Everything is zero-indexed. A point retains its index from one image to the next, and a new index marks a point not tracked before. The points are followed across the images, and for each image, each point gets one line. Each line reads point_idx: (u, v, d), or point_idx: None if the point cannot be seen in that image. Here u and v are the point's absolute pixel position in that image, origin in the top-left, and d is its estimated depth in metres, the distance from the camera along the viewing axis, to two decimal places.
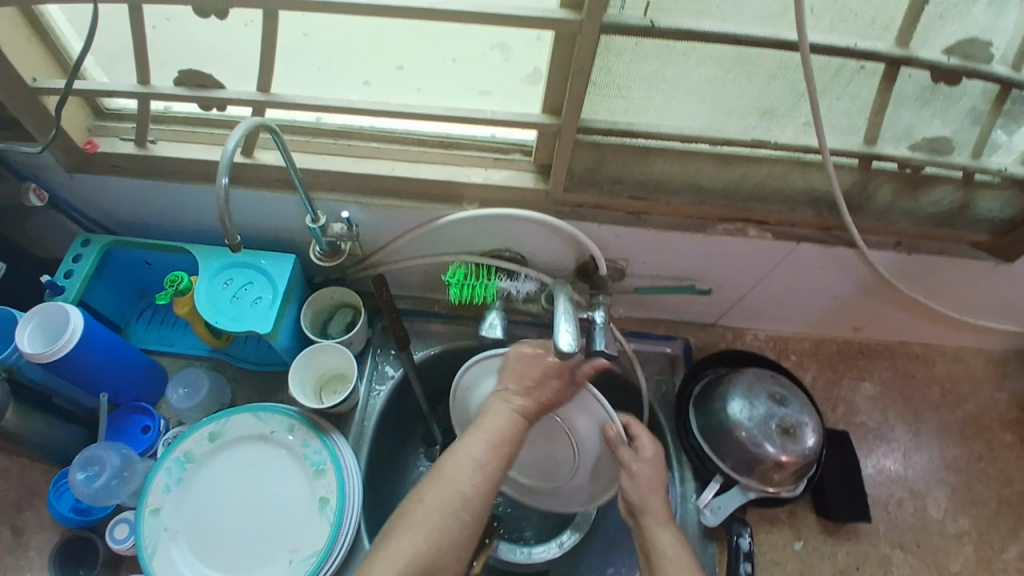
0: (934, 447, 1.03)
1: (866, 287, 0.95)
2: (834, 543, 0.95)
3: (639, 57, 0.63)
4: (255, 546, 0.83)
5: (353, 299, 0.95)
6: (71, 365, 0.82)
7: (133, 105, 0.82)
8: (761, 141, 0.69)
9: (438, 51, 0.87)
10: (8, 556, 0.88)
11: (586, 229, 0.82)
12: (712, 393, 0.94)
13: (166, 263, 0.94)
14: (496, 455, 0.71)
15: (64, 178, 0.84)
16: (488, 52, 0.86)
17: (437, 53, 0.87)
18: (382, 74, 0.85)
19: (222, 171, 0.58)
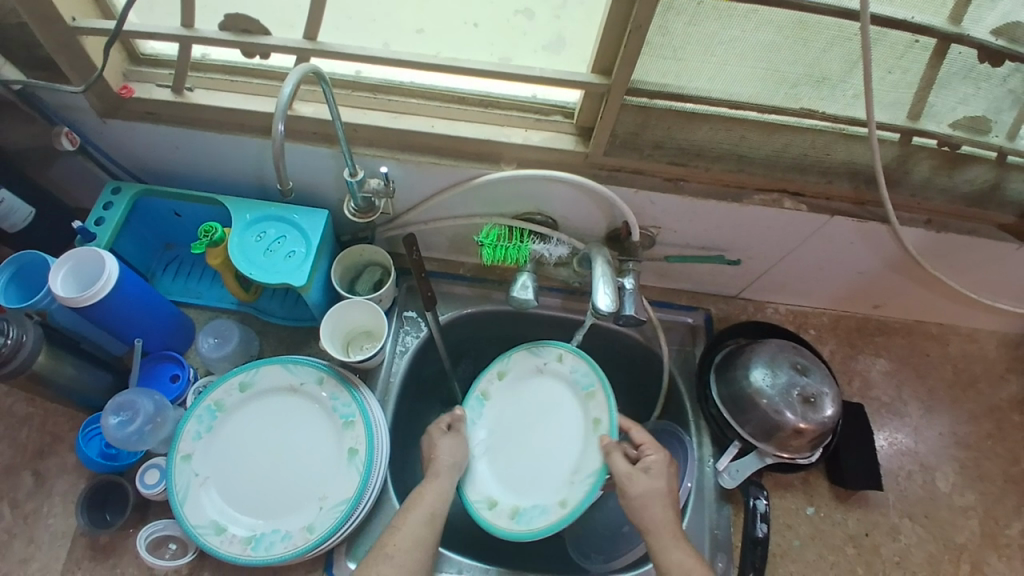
0: (944, 424, 1.06)
1: (893, 264, 0.96)
2: (845, 511, 0.98)
3: (698, 19, 0.62)
4: (284, 495, 0.84)
5: (381, 258, 0.95)
6: (103, 310, 0.81)
7: (168, 51, 0.81)
8: (808, 111, 0.71)
9: (462, 13, 0.86)
10: (35, 500, 0.91)
11: (623, 194, 0.82)
12: (734, 362, 0.96)
13: (195, 215, 0.94)
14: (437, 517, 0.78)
15: (94, 123, 0.83)
16: (513, 17, 0.86)
17: (461, 15, 0.86)
18: (402, 35, 0.83)
19: (278, 118, 0.58)
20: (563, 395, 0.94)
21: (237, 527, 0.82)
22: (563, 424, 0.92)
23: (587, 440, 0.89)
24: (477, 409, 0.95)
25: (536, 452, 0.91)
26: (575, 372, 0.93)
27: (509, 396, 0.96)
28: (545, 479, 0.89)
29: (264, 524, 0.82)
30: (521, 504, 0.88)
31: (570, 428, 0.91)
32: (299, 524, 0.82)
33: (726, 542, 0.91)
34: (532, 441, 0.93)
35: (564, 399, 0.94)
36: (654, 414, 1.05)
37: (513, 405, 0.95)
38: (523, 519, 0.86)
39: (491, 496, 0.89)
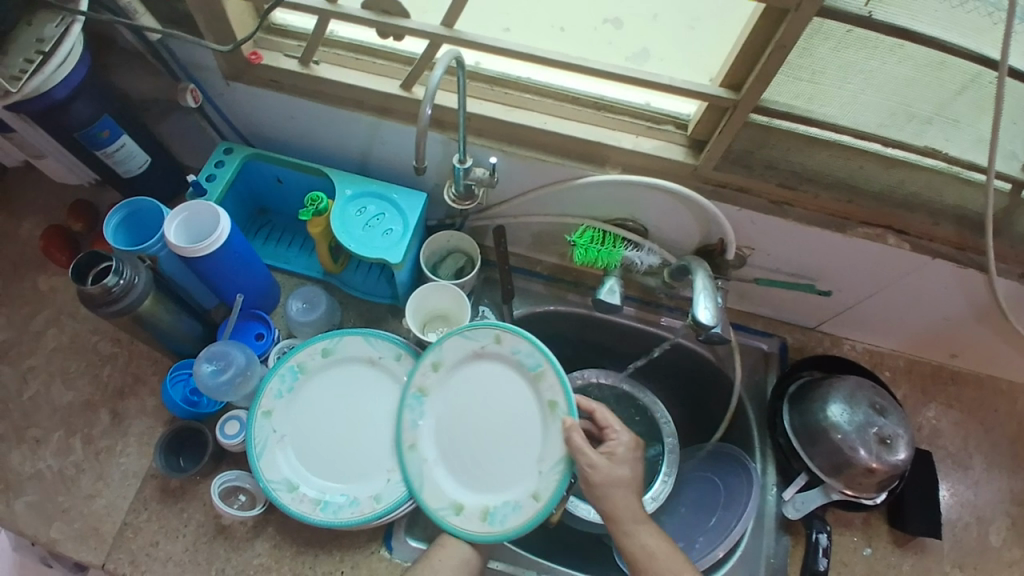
0: (1011, 484, 1.03)
1: (982, 315, 0.94)
2: (902, 555, 0.96)
3: (844, 46, 0.62)
4: (354, 461, 0.86)
5: (468, 246, 0.97)
6: (210, 264, 0.85)
7: (298, 23, 0.84)
8: (931, 149, 0.70)
9: (550, 17, 0.84)
10: (111, 438, 0.95)
11: (726, 210, 0.82)
12: (808, 395, 0.94)
13: (296, 183, 0.97)
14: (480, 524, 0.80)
15: (219, 83, 0.87)
16: (601, 26, 0.84)
17: (549, 18, 0.85)
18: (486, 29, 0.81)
19: (426, 104, 0.61)
20: (512, 378, 0.86)
21: (307, 487, 0.84)
22: (516, 412, 0.85)
23: (546, 425, 0.83)
24: (416, 407, 0.86)
25: (494, 444, 0.85)
26: (517, 352, 0.85)
27: (454, 389, 0.87)
28: (509, 472, 0.84)
29: (333, 488, 0.85)
30: (489, 503, 0.83)
31: (523, 419, 0.85)
32: (367, 492, 0.85)
33: (782, 571, 0.90)
34: (491, 431, 0.86)
35: (516, 382, 0.86)
36: (715, 435, 1.04)
37: (458, 396, 0.87)
38: (495, 520, 0.82)
39: (456, 500, 0.83)
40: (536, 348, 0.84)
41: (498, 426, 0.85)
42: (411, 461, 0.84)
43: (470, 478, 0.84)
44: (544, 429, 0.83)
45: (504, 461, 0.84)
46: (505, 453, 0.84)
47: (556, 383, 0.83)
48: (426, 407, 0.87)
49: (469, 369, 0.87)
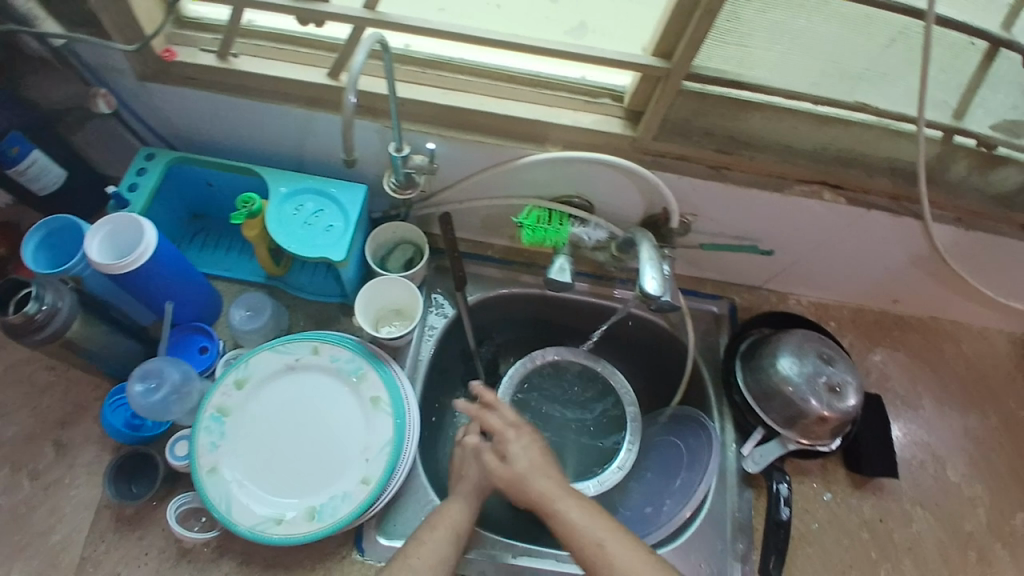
0: (956, 418, 1.08)
1: (919, 262, 0.97)
2: (861, 497, 1.00)
3: (770, 6, 0.62)
4: (288, 474, 0.86)
5: (416, 237, 0.95)
6: (138, 278, 0.81)
7: (214, 15, 0.79)
8: (861, 104, 0.69)
9: None
10: (57, 470, 0.90)
11: (667, 179, 0.82)
12: (759, 351, 0.98)
13: (227, 185, 0.92)
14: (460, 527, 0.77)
15: (133, 86, 0.81)
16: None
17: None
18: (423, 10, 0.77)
19: (349, 91, 0.57)
20: (331, 389, 0.91)
21: (246, 502, 0.83)
22: (339, 418, 0.90)
23: (369, 418, 0.89)
24: (217, 428, 0.87)
25: (307, 455, 0.87)
26: (336, 360, 0.91)
27: (260, 410, 0.89)
28: (336, 470, 0.86)
29: (270, 503, 0.84)
30: (315, 503, 0.84)
31: (353, 423, 0.89)
32: (305, 505, 0.84)
33: (747, 524, 0.93)
34: (295, 443, 0.88)
35: (333, 391, 0.91)
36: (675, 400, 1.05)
37: (274, 412, 0.89)
38: (323, 516, 0.83)
39: (278, 511, 0.84)
40: (356, 354, 0.92)
41: (293, 435, 0.88)
42: (215, 485, 0.84)
43: (285, 491, 0.85)
44: (369, 423, 0.89)
45: (308, 467, 0.87)
46: (318, 458, 0.87)
47: (377, 382, 0.91)
48: (231, 429, 0.88)
49: (291, 382, 0.91)
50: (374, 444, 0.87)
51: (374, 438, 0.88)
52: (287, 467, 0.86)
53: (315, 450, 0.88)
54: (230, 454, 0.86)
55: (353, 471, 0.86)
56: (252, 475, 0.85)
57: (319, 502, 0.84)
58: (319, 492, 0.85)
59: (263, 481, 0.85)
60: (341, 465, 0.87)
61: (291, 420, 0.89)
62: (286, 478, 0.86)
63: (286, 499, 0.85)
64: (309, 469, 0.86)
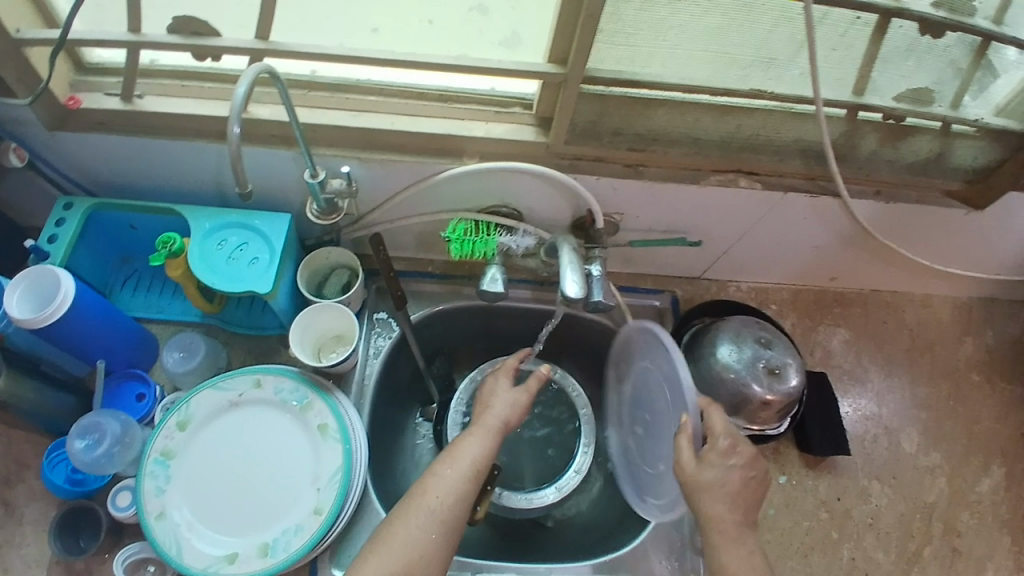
0: (904, 388, 1.10)
1: (847, 238, 0.99)
2: (815, 477, 1.01)
3: (649, 4, 0.64)
4: (241, 511, 0.84)
5: (349, 260, 0.94)
6: (65, 330, 0.80)
7: (116, 58, 0.78)
8: (757, 91, 0.72)
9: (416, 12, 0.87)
10: (5, 531, 0.85)
11: (585, 182, 0.83)
12: (699, 341, 0.99)
13: (151, 227, 0.92)
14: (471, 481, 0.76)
15: (42, 137, 0.80)
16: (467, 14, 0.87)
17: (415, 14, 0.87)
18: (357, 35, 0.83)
19: (234, 121, 0.58)
20: (278, 420, 0.89)
21: (200, 544, 0.82)
22: (289, 449, 0.87)
23: (318, 447, 0.87)
24: (163, 472, 0.84)
25: (258, 490, 0.85)
26: (279, 391, 0.89)
27: (206, 449, 0.86)
28: (289, 502, 0.85)
29: (225, 543, 0.82)
30: (269, 539, 0.82)
31: (304, 453, 0.87)
32: (259, 541, 0.82)
33: None
34: (245, 479, 0.86)
35: (281, 422, 0.88)
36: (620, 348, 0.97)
37: (221, 448, 0.87)
38: (277, 550, 0.82)
39: (230, 550, 0.82)
40: (299, 383, 0.89)
41: (243, 471, 0.86)
42: (166, 530, 0.81)
43: (239, 528, 0.83)
44: (317, 453, 0.86)
45: (260, 502, 0.84)
46: (269, 492, 0.85)
47: (324, 409, 0.88)
48: (178, 471, 0.84)
49: (236, 417, 0.88)
50: (326, 473, 0.85)
51: (325, 467, 0.86)
52: (240, 504, 0.84)
53: (266, 484, 0.86)
54: (179, 497, 0.83)
55: (305, 502, 0.84)
56: (202, 515, 0.83)
57: (273, 537, 0.82)
58: (272, 527, 0.83)
59: (215, 521, 0.83)
60: (293, 497, 0.85)
61: (240, 456, 0.87)
62: (239, 515, 0.84)
63: (238, 537, 0.83)
64: (262, 504, 0.84)
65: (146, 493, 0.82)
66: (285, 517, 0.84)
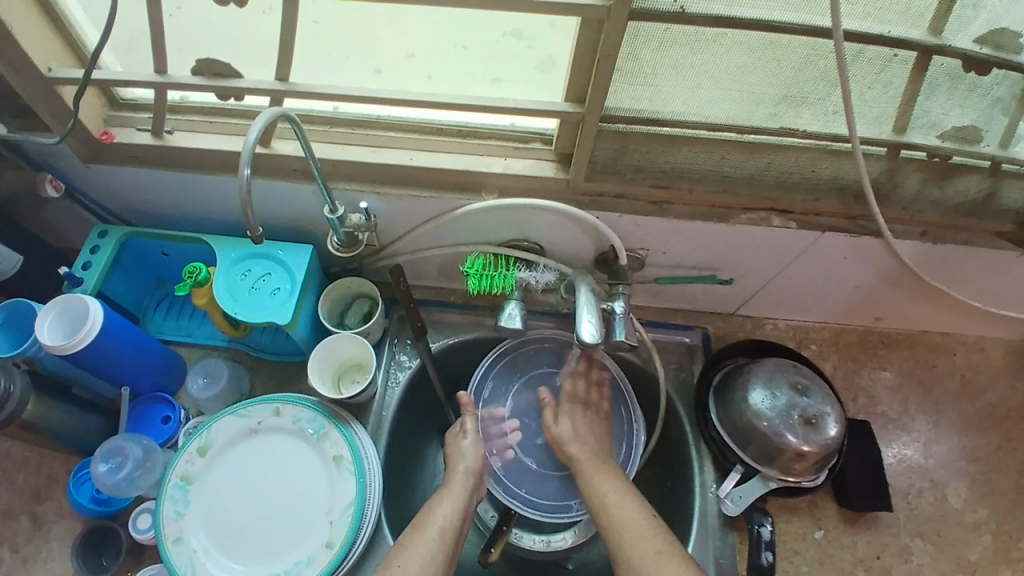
0: (954, 438, 1.02)
1: (889, 277, 0.93)
2: (853, 533, 0.94)
3: (666, 45, 0.61)
4: (256, 540, 0.84)
5: (371, 290, 0.95)
6: (93, 355, 0.82)
7: (149, 95, 0.81)
8: (788, 129, 0.69)
9: (456, 36, 0.88)
10: (33, 544, 0.89)
11: (607, 219, 0.81)
12: (731, 384, 0.94)
13: (182, 254, 0.94)
14: (441, 541, 0.77)
15: (80, 169, 0.84)
16: (502, 39, 0.86)
17: (454, 38, 0.88)
18: (387, 64, 0.85)
19: (244, 162, 0.58)
20: (295, 449, 0.89)
21: (215, 571, 0.82)
22: (305, 478, 0.87)
23: (333, 478, 0.87)
24: (182, 497, 0.85)
25: (273, 518, 0.86)
26: (298, 420, 0.89)
27: (223, 475, 0.87)
28: (302, 533, 0.84)
29: (239, 571, 0.83)
30: (280, 569, 0.82)
31: (319, 484, 0.87)
32: (270, 571, 0.82)
33: (731, 570, 0.89)
34: (261, 506, 0.86)
35: (298, 451, 0.89)
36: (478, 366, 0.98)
37: (239, 475, 0.87)
38: None
39: None
40: (317, 413, 0.89)
41: (259, 498, 0.87)
42: (182, 555, 0.82)
43: (252, 557, 0.83)
44: (332, 484, 0.86)
45: (274, 531, 0.85)
46: (283, 522, 0.85)
47: (341, 441, 0.88)
48: (195, 497, 0.85)
49: (255, 445, 0.89)
50: (339, 506, 0.85)
51: (339, 499, 0.85)
52: (254, 532, 0.85)
53: (281, 513, 0.86)
54: (196, 523, 0.84)
55: (318, 534, 0.84)
56: (217, 542, 0.84)
57: (284, 569, 0.82)
58: (284, 557, 0.83)
59: (230, 549, 0.83)
60: (306, 529, 0.85)
61: (257, 483, 0.87)
62: (253, 543, 0.84)
63: (251, 566, 0.83)
64: (276, 534, 0.85)
65: (165, 518, 0.83)
66: (297, 547, 0.84)
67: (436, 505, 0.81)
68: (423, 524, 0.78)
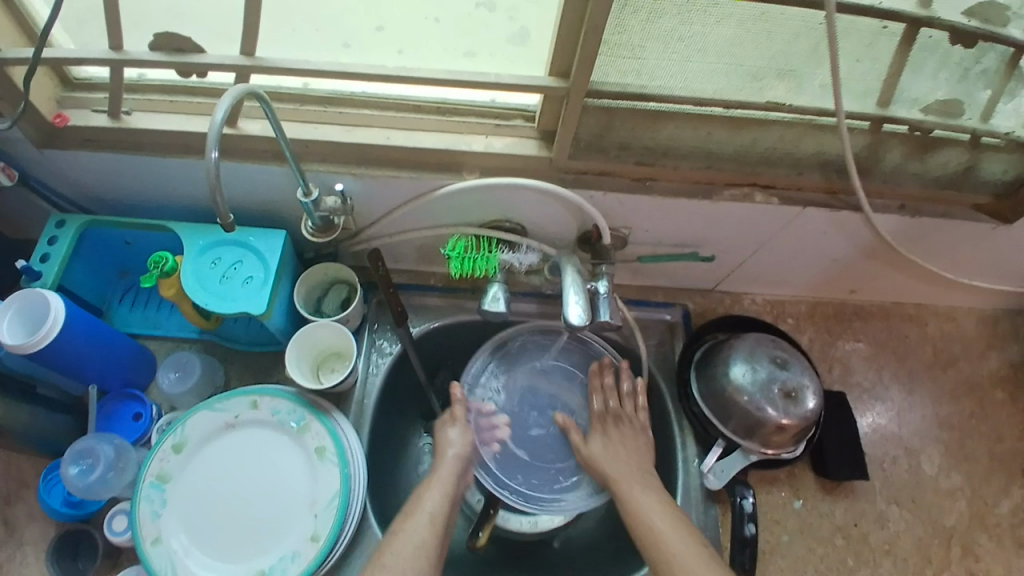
0: (927, 406, 1.05)
1: (868, 251, 0.94)
2: (833, 501, 0.97)
3: (656, 16, 0.60)
4: (238, 536, 0.82)
5: (347, 275, 0.91)
6: (57, 353, 0.77)
7: (104, 73, 0.76)
8: (775, 104, 0.67)
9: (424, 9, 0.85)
10: (4, 550, 0.84)
11: (592, 198, 0.79)
12: (712, 358, 0.95)
13: (146, 242, 0.89)
14: (433, 528, 0.76)
15: (31, 155, 0.78)
16: (473, 10, 0.85)
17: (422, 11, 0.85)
18: (359, 36, 0.81)
19: (212, 144, 0.55)
20: (275, 442, 0.86)
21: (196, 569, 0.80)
22: (286, 471, 0.85)
23: (315, 471, 0.84)
24: (158, 496, 0.82)
25: (255, 513, 0.83)
26: (276, 413, 0.86)
27: (201, 471, 0.84)
28: (285, 527, 0.82)
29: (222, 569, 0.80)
30: (264, 564, 0.80)
31: (301, 477, 0.85)
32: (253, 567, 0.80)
33: (716, 543, 0.91)
34: (242, 502, 0.84)
35: (278, 444, 0.86)
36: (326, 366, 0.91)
37: (218, 471, 0.85)
38: None
39: None
40: (297, 405, 0.86)
41: (239, 494, 0.84)
42: (160, 556, 0.79)
43: (235, 553, 0.81)
44: (315, 476, 0.84)
45: (256, 526, 0.82)
46: (265, 517, 0.83)
47: (323, 432, 0.85)
48: (172, 495, 0.82)
49: (233, 439, 0.86)
50: (322, 498, 0.83)
51: (323, 492, 0.83)
52: (235, 528, 0.82)
53: (263, 508, 0.83)
54: (174, 522, 0.81)
55: (302, 528, 0.82)
56: (197, 540, 0.81)
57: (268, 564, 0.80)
58: (268, 552, 0.81)
59: (211, 546, 0.81)
60: (289, 523, 0.82)
61: (237, 478, 0.85)
62: (235, 539, 0.82)
63: (234, 562, 0.81)
64: (259, 528, 0.82)
65: (140, 519, 0.80)
66: (281, 542, 0.81)
67: (425, 492, 0.80)
68: (413, 511, 0.78)
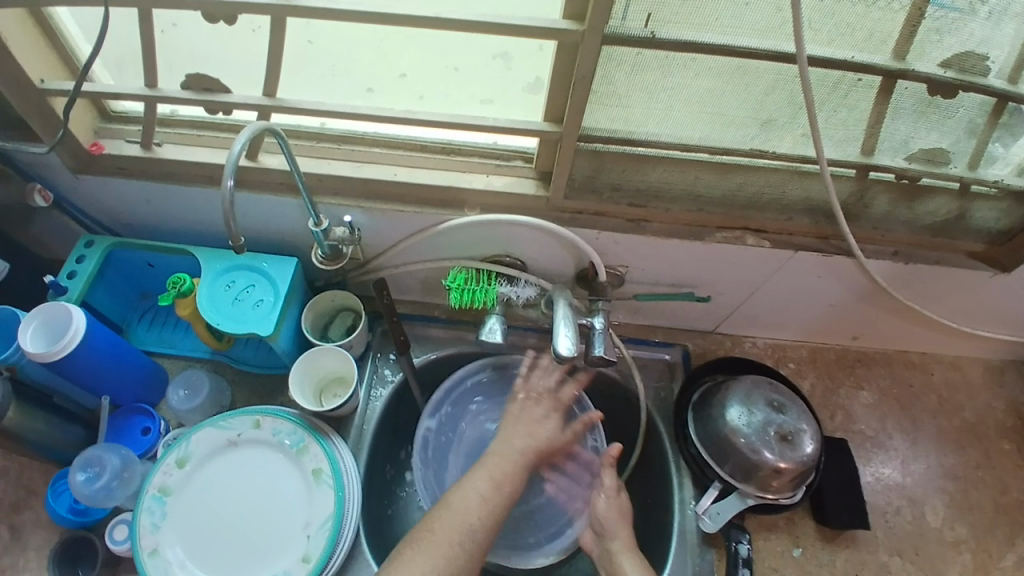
0: (931, 456, 1.03)
1: (863, 296, 0.95)
2: (832, 550, 0.95)
3: (639, 68, 0.64)
4: (233, 553, 0.84)
5: (354, 303, 0.96)
6: (74, 364, 0.82)
7: (138, 109, 0.83)
8: (759, 151, 0.72)
9: (443, 57, 0.89)
10: (8, 555, 0.87)
11: (586, 235, 0.83)
12: (709, 400, 0.95)
13: (168, 266, 0.95)
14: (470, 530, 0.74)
15: (69, 179, 0.85)
16: (491, 61, 0.89)
17: (442, 60, 0.90)
18: (385, 80, 0.87)
19: (228, 173, 0.60)
20: (275, 461, 0.89)
21: None
22: (284, 490, 0.87)
23: (312, 492, 0.86)
24: (158, 509, 0.84)
25: (251, 531, 0.85)
26: (277, 433, 0.89)
27: (202, 487, 0.87)
28: (280, 547, 0.84)
29: None
30: None
31: (298, 497, 0.87)
32: None
33: None
34: (240, 519, 0.86)
35: (278, 463, 0.89)
36: (309, 399, 0.92)
37: (219, 488, 0.87)
38: None
39: None
40: (298, 426, 0.89)
41: (238, 511, 0.86)
42: (157, 566, 0.81)
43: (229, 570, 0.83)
44: (311, 497, 0.86)
45: (251, 544, 0.85)
46: (262, 535, 0.85)
47: (321, 454, 0.88)
48: (173, 509, 0.85)
49: (236, 457, 0.89)
50: (318, 520, 0.85)
51: (320, 514, 0.85)
52: (232, 546, 0.84)
53: (260, 527, 0.86)
54: (172, 536, 0.84)
55: (295, 549, 0.84)
56: (195, 553, 0.83)
57: None
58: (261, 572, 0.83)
59: (207, 561, 0.83)
60: (284, 543, 0.84)
61: (236, 496, 0.87)
62: (230, 556, 0.84)
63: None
64: (254, 546, 0.84)
65: (141, 531, 0.83)
66: (275, 561, 0.83)
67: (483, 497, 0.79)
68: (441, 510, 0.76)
